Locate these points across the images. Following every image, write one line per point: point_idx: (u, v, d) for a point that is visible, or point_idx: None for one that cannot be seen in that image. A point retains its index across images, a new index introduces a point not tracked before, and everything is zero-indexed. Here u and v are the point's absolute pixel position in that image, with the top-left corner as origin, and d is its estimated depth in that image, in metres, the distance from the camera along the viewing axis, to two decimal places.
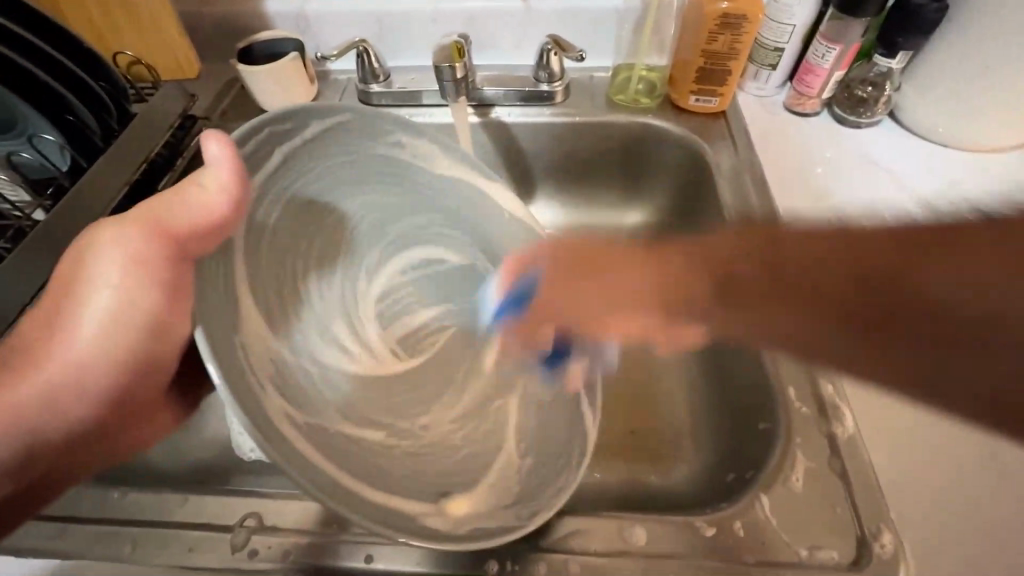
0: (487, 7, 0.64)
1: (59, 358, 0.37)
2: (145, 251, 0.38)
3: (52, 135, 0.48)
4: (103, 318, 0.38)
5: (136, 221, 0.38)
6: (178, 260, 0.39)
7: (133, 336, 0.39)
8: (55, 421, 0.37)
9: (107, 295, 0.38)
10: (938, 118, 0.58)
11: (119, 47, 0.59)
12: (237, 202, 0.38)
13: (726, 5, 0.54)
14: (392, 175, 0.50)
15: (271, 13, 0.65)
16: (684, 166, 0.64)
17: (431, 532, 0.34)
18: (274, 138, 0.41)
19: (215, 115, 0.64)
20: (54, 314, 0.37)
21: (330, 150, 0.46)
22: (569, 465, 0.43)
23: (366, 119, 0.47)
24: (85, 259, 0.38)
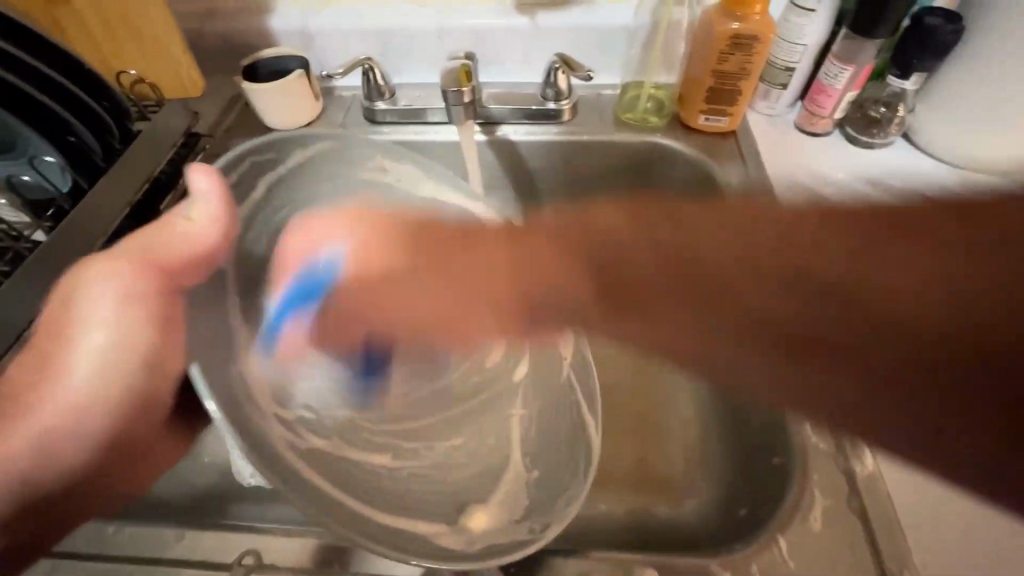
0: (493, 25, 0.63)
1: (51, 403, 0.39)
2: (134, 285, 0.40)
3: (54, 157, 0.48)
4: (94, 357, 0.40)
5: (125, 257, 0.40)
6: (165, 295, 0.40)
7: (128, 371, 0.41)
8: (49, 469, 0.39)
9: (101, 334, 0.40)
10: (954, 139, 0.56)
11: (123, 65, 0.59)
12: (225, 235, 0.41)
13: (737, 25, 0.54)
14: (376, 193, 0.52)
15: (277, 30, 0.64)
16: (693, 187, 0.63)
17: (450, 552, 0.35)
18: (256, 166, 0.46)
19: (218, 132, 0.63)
20: (45, 359, 0.39)
21: (310, 176, 0.49)
22: (581, 473, 0.44)
23: (343, 145, 0.51)
24: (74, 303, 0.39)
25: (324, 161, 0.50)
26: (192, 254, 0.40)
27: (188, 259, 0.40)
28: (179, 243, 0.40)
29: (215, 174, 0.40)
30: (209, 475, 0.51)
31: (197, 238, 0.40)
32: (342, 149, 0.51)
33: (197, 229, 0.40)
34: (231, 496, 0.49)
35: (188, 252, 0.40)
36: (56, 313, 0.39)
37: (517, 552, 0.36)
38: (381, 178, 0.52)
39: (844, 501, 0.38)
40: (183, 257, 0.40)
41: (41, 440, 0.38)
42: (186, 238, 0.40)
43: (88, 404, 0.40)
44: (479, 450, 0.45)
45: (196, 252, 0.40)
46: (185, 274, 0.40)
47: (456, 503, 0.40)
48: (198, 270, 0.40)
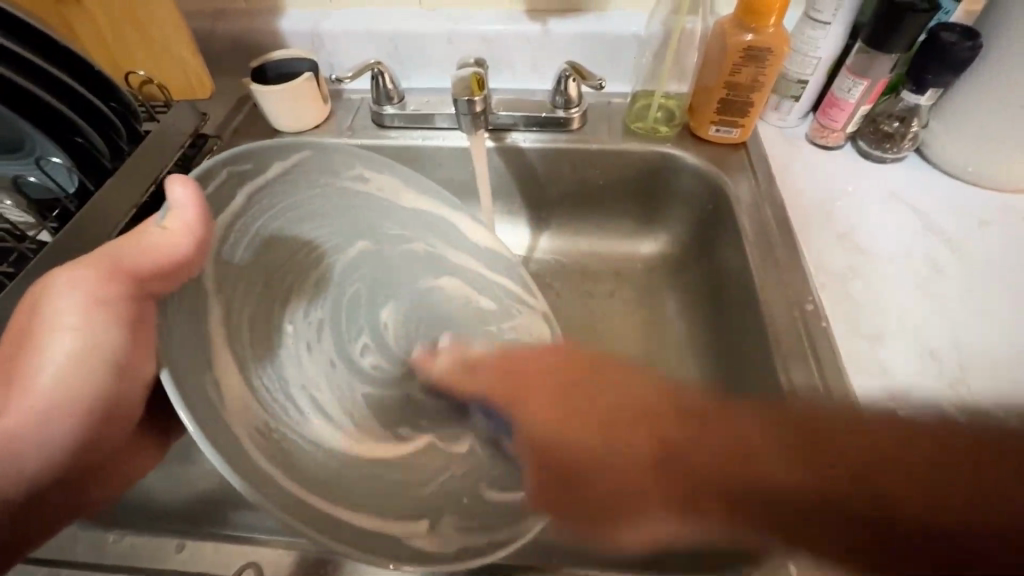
0: (504, 30, 0.63)
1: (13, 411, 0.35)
2: (103, 290, 0.37)
3: (60, 158, 0.47)
4: (62, 365, 0.36)
5: (91, 262, 0.38)
6: (140, 298, 0.38)
7: (99, 381, 0.38)
8: (11, 481, 0.36)
9: (66, 339, 0.36)
10: (969, 156, 0.56)
11: (132, 66, 0.59)
12: (200, 241, 0.38)
13: (751, 37, 0.53)
14: (350, 200, 0.51)
15: (286, 32, 0.64)
16: (702, 198, 0.62)
17: (415, 555, 0.36)
18: (237, 179, 0.44)
19: (226, 133, 0.63)
20: (14, 362, 0.36)
21: (295, 186, 0.47)
22: (550, 486, 0.42)
23: (325, 156, 0.49)
24: (43, 305, 0.37)
25: (304, 171, 0.48)
26: (158, 267, 0.37)
27: (149, 271, 0.37)
28: (144, 251, 0.37)
29: (193, 185, 0.38)
30: (209, 481, 0.51)
31: (161, 247, 0.37)
32: (320, 160, 0.49)
33: (167, 241, 0.37)
34: (231, 503, 0.49)
35: (151, 262, 0.37)
36: (27, 321, 0.37)
37: (493, 554, 0.38)
38: (359, 186, 0.51)
39: None
40: (150, 267, 0.37)
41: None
42: (152, 249, 0.37)
43: (48, 414, 0.37)
44: (484, 462, 0.45)
45: (163, 264, 0.37)
46: (149, 281, 0.38)
47: (436, 510, 0.40)
48: (163, 279, 0.38)
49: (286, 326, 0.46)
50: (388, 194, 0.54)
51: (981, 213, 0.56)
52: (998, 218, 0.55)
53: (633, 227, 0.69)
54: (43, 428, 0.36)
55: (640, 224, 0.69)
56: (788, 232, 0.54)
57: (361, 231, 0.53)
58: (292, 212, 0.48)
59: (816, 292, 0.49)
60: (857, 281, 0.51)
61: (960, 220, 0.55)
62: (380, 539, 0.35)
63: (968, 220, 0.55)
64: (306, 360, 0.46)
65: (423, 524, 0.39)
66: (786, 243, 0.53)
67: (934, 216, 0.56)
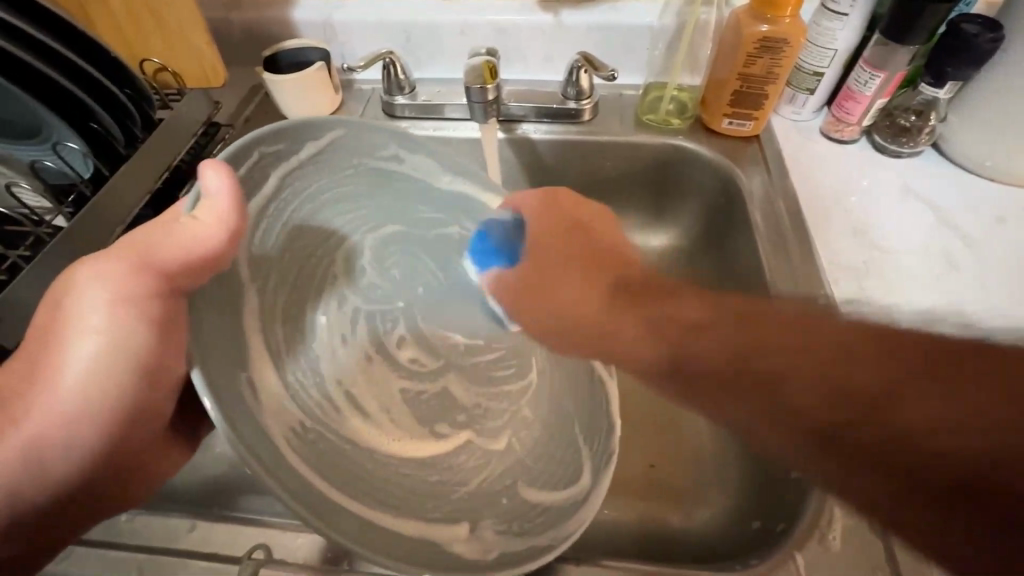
0: (516, 21, 0.62)
1: (39, 413, 0.35)
2: (130, 287, 0.36)
3: (76, 143, 0.48)
4: (89, 365, 0.35)
5: (117, 257, 0.36)
6: (166, 293, 0.36)
7: (125, 381, 0.36)
8: (37, 479, 0.35)
9: (94, 339, 0.35)
10: (986, 151, 0.55)
11: (146, 54, 0.59)
12: (234, 232, 0.36)
13: (767, 28, 0.52)
14: (382, 181, 0.50)
15: (298, 22, 0.64)
16: (714, 191, 0.62)
17: (457, 561, 0.36)
18: (266, 159, 0.42)
19: (239, 122, 0.64)
20: (38, 365, 0.35)
21: (326, 165, 0.46)
22: (574, 476, 0.44)
23: (356, 134, 0.47)
24: (65, 304, 0.36)
25: (332, 151, 0.46)
26: (193, 258, 0.35)
27: (186, 264, 0.35)
28: (178, 241, 0.35)
29: (228, 169, 0.36)
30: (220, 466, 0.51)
31: (196, 239, 0.35)
32: (353, 139, 0.47)
33: (201, 230, 0.35)
34: (241, 487, 0.49)
35: (186, 253, 0.35)
36: (49, 322, 0.36)
37: (529, 562, 0.37)
38: (392, 167, 0.50)
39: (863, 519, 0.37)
40: (184, 261, 0.35)
41: (29, 451, 0.35)
42: (187, 235, 0.35)
43: (83, 416, 0.36)
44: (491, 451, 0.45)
45: (205, 256, 0.35)
46: (184, 276, 0.36)
47: (473, 511, 0.41)
48: (198, 273, 0.36)
49: (320, 318, 0.47)
50: (423, 176, 0.51)
51: (999, 209, 0.55)
52: (1017, 214, 0.55)
53: (644, 220, 0.69)
54: (64, 435, 0.35)
55: (651, 217, 0.68)
56: (802, 225, 0.53)
57: (390, 212, 0.52)
58: (322, 192, 0.47)
59: (829, 287, 0.49)
60: (871, 276, 0.50)
61: (978, 216, 0.55)
62: (420, 547, 0.36)
63: (986, 216, 0.55)
64: (340, 349, 0.47)
65: (461, 527, 0.39)
66: (800, 237, 0.52)
67: (951, 212, 0.55)
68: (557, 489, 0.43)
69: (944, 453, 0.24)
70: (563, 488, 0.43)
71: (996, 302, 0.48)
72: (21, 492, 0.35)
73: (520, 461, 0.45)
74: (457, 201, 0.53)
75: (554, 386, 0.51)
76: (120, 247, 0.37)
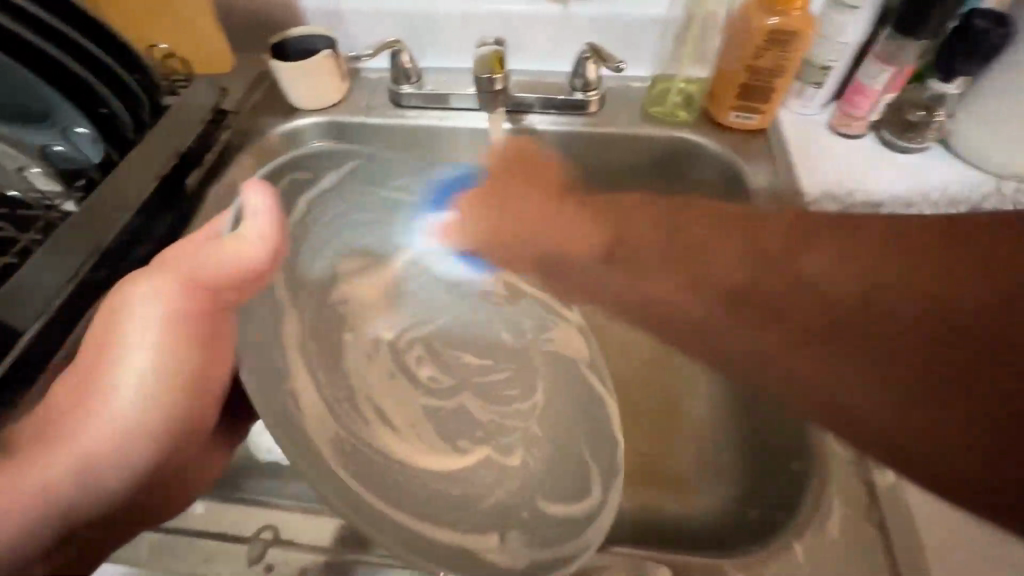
0: (524, 11, 0.62)
1: (102, 427, 0.38)
2: (182, 307, 0.40)
3: (85, 127, 0.49)
4: (143, 381, 0.39)
5: (167, 279, 0.40)
6: (215, 312, 0.41)
7: (175, 395, 0.41)
8: (90, 483, 0.37)
9: (144, 356, 0.39)
10: (994, 149, 0.55)
11: (155, 39, 0.59)
12: (275, 250, 0.41)
13: (776, 21, 0.52)
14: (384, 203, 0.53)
15: (306, 9, 0.64)
16: (721, 184, 0.62)
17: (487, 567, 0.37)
18: (297, 186, 0.51)
19: (246, 108, 0.62)
20: (91, 381, 0.38)
21: (348, 187, 0.53)
22: (584, 488, 0.44)
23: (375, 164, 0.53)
24: (116, 322, 0.39)
25: (351, 179, 0.53)
26: (235, 278, 0.40)
27: (228, 279, 0.40)
28: (222, 261, 0.40)
29: (267, 188, 0.40)
30: None
31: (235, 255, 0.40)
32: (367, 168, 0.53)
33: (239, 250, 0.40)
34: (246, 471, 0.50)
35: (228, 271, 0.40)
36: (98, 341, 0.39)
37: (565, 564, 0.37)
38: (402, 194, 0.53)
39: (863, 508, 0.37)
40: (230, 277, 0.40)
41: (88, 459, 0.37)
42: (235, 251, 0.40)
43: (132, 431, 0.39)
44: None
45: (248, 274, 0.40)
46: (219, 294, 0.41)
47: (500, 522, 0.41)
48: (244, 290, 0.41)
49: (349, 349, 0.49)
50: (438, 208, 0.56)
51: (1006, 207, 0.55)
52: None
53: None
54: (119, 448, 0.39)
55: None
56: None
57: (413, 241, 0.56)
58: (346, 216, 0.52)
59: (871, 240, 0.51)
60: None
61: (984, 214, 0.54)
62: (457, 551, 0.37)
63: None
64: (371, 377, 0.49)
65: (492, 537, 0.40)
66: None
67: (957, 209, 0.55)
68: (575, 500, 0.43)
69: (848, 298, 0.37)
70: (576, 502, 0.43)
71: None
72: (72, 497, 0.37)
73: (543, 468, 0.46)
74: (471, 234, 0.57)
75: (554, 402, 0.51)
76: (165, 269, 0.41)
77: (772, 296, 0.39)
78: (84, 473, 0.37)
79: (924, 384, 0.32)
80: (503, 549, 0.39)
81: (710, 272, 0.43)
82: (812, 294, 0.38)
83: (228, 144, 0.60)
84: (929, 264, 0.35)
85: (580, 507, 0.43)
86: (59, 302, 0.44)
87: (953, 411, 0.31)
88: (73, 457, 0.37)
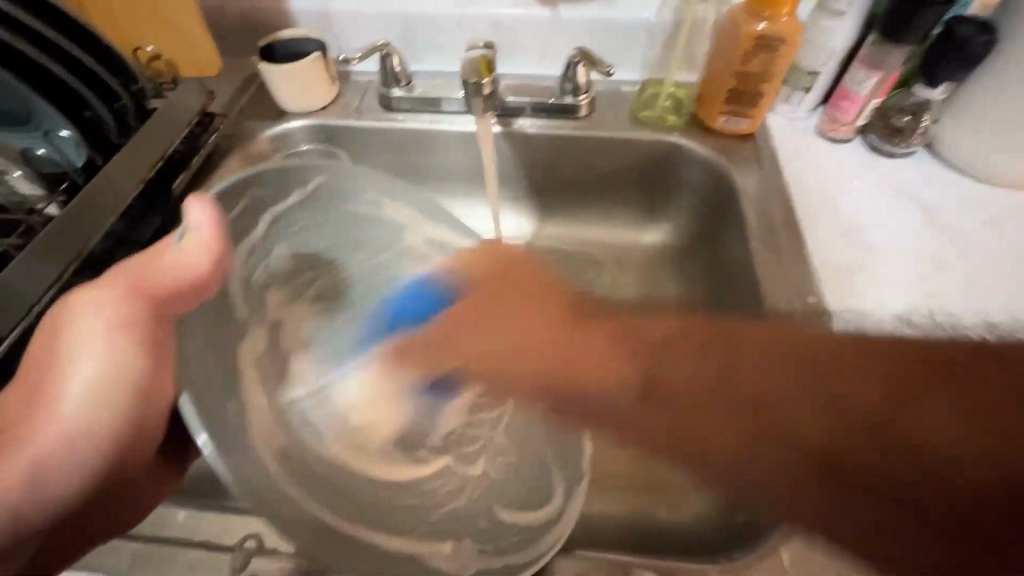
0: (515, 15, 0.62)
1: (47, 435, 0.37)
2: (128, 310, 0.40)
3: (68, 131, 0.48)
4: (87, 389, 0.39)
5: (114, 284, 0.41)
6: (159, 316, 0.41)
7: (126, 400, 0.40)
8: (41, 498, 0.37)
9: (90, 364, 0.39)
10: (978, 154, 0.55)
11: (140, 40, 0.59)
12: (216, 258, 0.42)
13: (763, 27, 0.52)
14: (350, 213, 0.56)
15: (294, 12, 0.63)
16: (709, 189, 0.62)
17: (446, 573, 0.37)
18: (257, 199, 0.51)
19: (233, 113, 0.63)
20: (37, 387, 0.38)
21: (323, 210, 0.55)
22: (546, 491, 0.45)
23: (346, 178, 0.56)
24: (63, 326, 0.39)
25: (323, 195, 0.55)
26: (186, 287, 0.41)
27: (177, 289, 0.41)
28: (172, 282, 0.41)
29: (208, 204, 0.42)
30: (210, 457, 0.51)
31: (185, 266, 0.41)
32: (333, 188, 0.55)
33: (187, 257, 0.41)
34: (231, 478, 0.49)
35: (174, 282, 0.41)
36: (44, 346, 0.39)
37: None
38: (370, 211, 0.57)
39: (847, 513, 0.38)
40: (177, 289, 0.41)
41: (33, 470, 0.36)
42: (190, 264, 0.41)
43: (93, 433, 0.39)
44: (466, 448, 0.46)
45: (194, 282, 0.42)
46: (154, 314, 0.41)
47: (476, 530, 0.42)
48: (188, 298, 0.41)
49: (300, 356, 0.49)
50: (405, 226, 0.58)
51: (990, 210, 0.56)
52: (1007, 217, 0.55)
53: (637, 218, 0.69)
54: (66, 451, 0.37)
55: (646, 216, 0.68)
56: (792, 221, 0.54)
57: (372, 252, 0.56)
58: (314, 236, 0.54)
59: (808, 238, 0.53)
60: (861, 275, 0.51)
61: (970, 218, 0.55)
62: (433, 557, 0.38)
63: (977, 218, 0.55)
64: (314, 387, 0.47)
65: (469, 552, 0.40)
66: (790, 233, 0.53)
67: (942, 213, 0.55)
68: (533, 507, 0.44)
69: (876, 487, 0.38)
70: (533, 511, 0.44)
71: (981, 308, 0.49)
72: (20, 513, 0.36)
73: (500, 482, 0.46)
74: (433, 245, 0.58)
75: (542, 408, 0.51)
76: (115, 273, 0.41)
77: (777, 398, 0.42)
78: (34, 479, 0.36)
79: (824, 485, 0.39)
80: (460, 558, 0.39)
81: (783, 430, 0.41)
82: (757, 401, 0.42)
83: (215, 147, 0.60)
84: (869, 435, 0.40)
85: (539, 513, 0.44)
86: (40, 307, 0.43)
87: (866, 470, 0.39)
88: (16, 469, 0.36)
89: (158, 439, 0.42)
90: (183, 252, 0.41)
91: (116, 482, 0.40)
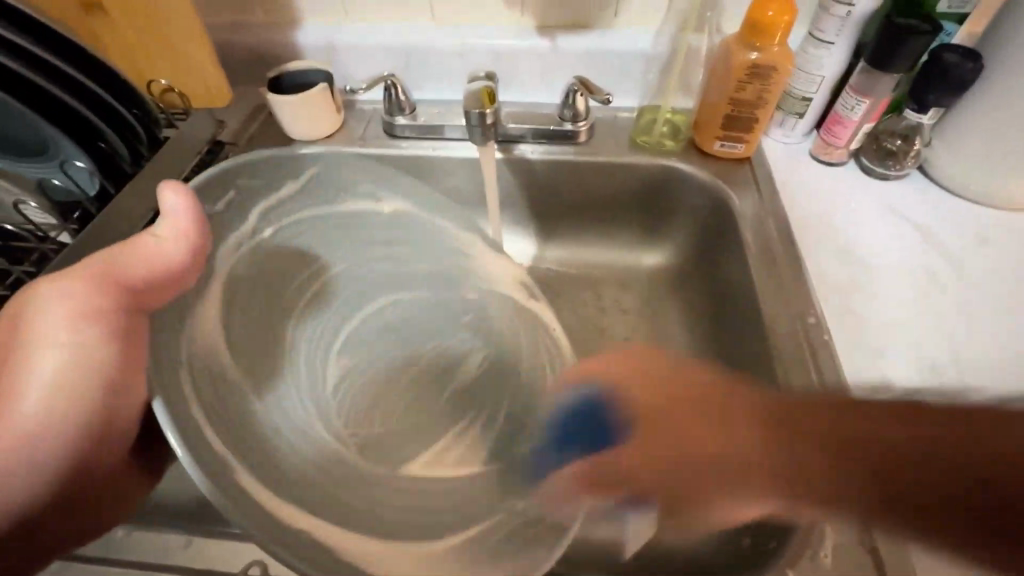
0: (515, 45, 0.64)
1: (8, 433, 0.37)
2: (92, 302, 0.39)
3: (83, 162, 0.49)
4: (49, 383, 0.38)
5: (74, 276, 0.39)
6: (129, 309, 0.41)
7: (90, 395, 0.39)
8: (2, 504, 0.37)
9: (55, 355, 0.38)
10: (968, 175, 0.57)
11: (153, 75, 0.61)
12: (189, 249, 0.42)
13: (756, 56, 0.54)
14: (344, 207, 0.59)
15: (302, 44, 0.66)
16: (707, 211, 0.63)
17: None
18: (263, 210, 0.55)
19: (242, 141, 0.65)
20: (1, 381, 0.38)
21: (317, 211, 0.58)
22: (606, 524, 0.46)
23: (333, 177, 0.59)
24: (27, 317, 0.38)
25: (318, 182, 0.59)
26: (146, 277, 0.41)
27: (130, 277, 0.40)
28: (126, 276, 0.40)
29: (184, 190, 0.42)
30: None
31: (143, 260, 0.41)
32: (332, 167, 0.60)
33: (155, 249, 0.41)
34: None
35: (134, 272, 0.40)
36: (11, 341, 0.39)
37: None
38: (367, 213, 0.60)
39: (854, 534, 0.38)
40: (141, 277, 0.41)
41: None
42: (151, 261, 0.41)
43: (50, 429, 0.38)
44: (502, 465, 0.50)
45: (152, 269, 0.41)
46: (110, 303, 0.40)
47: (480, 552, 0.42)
48: (157, 292, 0.42)
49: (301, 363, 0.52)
50: (404, 222, 0.61)
51: (982, 230, 0.56)
52: (1000, 236, 0.56)
53: (637, 240, 0.70)
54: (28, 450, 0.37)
55: (645, 237, 0.69)
56: (789, 242, 0.55)
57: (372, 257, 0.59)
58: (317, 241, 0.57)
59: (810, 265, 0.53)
60: (859, 295, 0.51)
61: (964, 239, 0.56)
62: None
63: (971, 238, 0.56)
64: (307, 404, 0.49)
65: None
66: (788, 254, 0.54)
67: (937, 233, 0.56)
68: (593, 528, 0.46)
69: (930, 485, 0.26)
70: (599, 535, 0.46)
71: (980, 327, 0.49)
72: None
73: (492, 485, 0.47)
74: (445, 241, 0.61)
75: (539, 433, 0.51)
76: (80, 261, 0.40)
77: (789, 458, 0.29)
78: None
79: (890, 510, 0.27)
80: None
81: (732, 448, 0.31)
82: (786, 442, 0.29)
83: None
84: (891, 415, 0.28)
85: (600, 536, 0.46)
86: None
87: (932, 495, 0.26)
88: None
89: (128, 436, 0.43)
90: (145, 242, 0.41)
91: (74, 483, 0.40)
